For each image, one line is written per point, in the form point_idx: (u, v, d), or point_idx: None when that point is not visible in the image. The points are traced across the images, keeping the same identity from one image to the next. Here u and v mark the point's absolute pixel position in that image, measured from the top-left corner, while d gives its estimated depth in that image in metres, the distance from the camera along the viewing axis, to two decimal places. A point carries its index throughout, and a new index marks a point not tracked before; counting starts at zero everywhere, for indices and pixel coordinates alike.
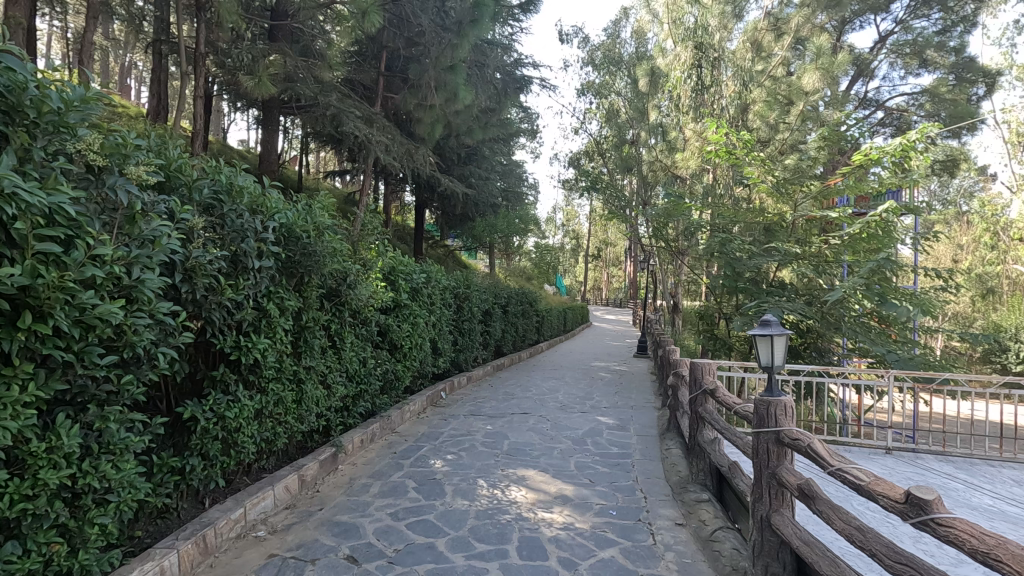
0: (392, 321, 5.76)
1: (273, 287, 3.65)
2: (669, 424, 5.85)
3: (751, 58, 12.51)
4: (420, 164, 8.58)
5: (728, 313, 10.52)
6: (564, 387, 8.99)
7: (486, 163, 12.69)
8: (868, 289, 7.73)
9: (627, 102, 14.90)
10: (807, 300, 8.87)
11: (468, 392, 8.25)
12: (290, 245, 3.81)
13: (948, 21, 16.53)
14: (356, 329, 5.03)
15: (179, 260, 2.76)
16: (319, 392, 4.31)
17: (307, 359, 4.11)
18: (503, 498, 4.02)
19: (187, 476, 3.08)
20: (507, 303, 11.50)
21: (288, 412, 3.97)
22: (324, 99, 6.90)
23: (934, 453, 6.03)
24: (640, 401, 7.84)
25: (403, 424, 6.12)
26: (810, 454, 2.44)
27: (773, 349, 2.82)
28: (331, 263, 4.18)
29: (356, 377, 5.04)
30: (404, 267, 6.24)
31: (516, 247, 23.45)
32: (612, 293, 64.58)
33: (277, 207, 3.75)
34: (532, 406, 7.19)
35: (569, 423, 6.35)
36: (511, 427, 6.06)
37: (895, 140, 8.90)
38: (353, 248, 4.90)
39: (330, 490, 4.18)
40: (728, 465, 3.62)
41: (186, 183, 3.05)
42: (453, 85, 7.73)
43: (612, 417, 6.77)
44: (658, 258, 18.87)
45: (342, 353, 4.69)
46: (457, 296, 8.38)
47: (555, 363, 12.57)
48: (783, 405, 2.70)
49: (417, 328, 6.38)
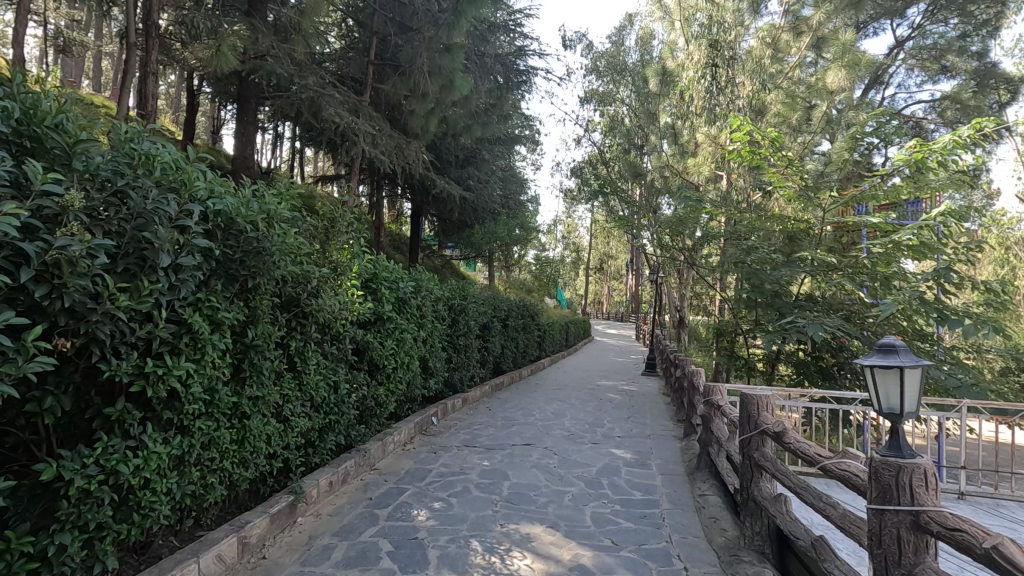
0: (373, 338, 4.87)
1: (200, 295, 2.76)
2: (702, 463, 4.91)
3: (772, 56, 11.70)
4: (412, 161, 7.75)
5: (750, 328, 9.62)
6: (571, 410, 8.08)
7: (486, 166, 11.86)
8: (923, 306, 6.47)
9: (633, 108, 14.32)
10: (842, 316, 7.90)
11: (462, 417, 7.32)
12: (228, 239, 2.94)
13: (968, 26, 15.85)
14: (326, 347, 4.14)
15: (31, 250, 1.90)
16: (270, 428, 3.41)
17: (253, 386, 3.22)
18: (503, 570, 3.10)
19: (55, 560, 2.18)
20: (507, 316, 10.63)
21: (227, 456, 3.07)
22: (300, 82, 6.05)
23: (1018, 500, 5.08)
24: (656, 428, 6.93)
25: (384, 458, 5.19)
26: (987, 560, 1.55)
27: (901, 388, 1.93)
28: (286, 264, 3.32)
29: (324, 405, 4.14)
30: (388, 274, 5.37)
31: (516, 258, 22.67)
32: (613, 307, 63.79)
33: (210, 189, 2.88)
34: (536, 435, 6.26)
35: (579, 458, 5.41)
36: (513, 464, 5.14)
37: (946, 136, 7.69)
38: (321, 249, 4.03)
39: (281, 556, 3.25)
40: (805, 537, 2.69)
41: (65, 145, 2.21)
42: (449, 70, 6.85)
43: (630, 450, 5.82)
44: (666, 270, 18.03)
45: (305, 377, 3.80)
46: (452, 308, 7.51)
47: (559, 381, 11.68)
48: (922, 473, 1.82)
49: (404, 346, 5.51)
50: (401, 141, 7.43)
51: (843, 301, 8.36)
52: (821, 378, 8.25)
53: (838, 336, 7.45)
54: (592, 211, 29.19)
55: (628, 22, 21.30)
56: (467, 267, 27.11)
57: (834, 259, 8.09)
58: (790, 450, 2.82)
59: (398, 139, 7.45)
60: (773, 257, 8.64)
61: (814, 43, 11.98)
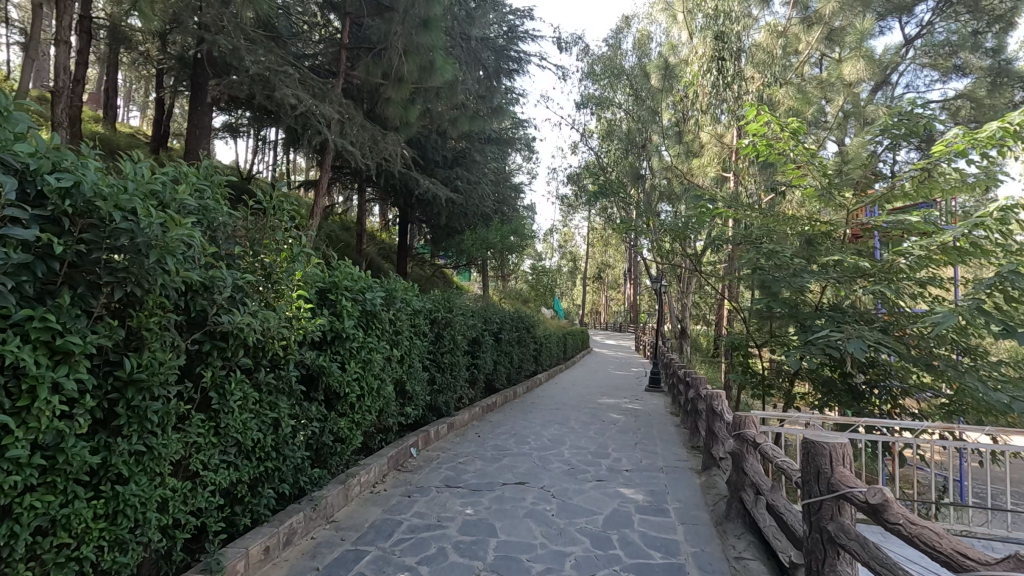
0: (328, 360, 3.97)
1: (29, 312, 1.89)
2: (736, 512, 3.99)
3: (782, 48, 10.92)
4: (389, 155, 6.88)
5: (766, 341, 8.75)
6: (570, 435, 7.18)
7: (477, 168, 10.97)
8: (987, 317, 5.54)
9: (632, 111, 13.66)
10: (877, 327, 7.02)
11: (447, 446, 6.41)
12: (84, 231, 2.07)
13: (982, 22, 15.10)
14: (260, 376, 3.23)
15: None
16: (163, 491, 2.50)
17: (133, 438, 2.32)
18: None
19: None
20: (500, 329, 9.75)
21: (87, 541, 2.16)
22: (250, 57, 5.19)
23: None
24: (670, 459, 6.01)
25: (345, 507, 4.27)
26: None
27: None
28: (186, 269, 2.43)
29: (258, 449, 3.23)
30: (351, 283, 4.49)
31: (512, 268, 21.83)
32: (610, 317, 62.99)
33: (50, 158, 2.03)
34: (530, 471, 5.36)
35: (582, 502, 4.51)
36: (501, 513, 4.23)
37: (991, 124, 6.43)
38: (252, 249, 3.14)
39: None
40: None
41: None
42: (428, 47, 6.02)
43: (641, 490, 4.91)
44: (668, 279, 17.17)
45: (223, 417, 2.89)
46: (435, 322, 6.63)
47: (556, 399, 10.78)
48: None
49: (370, 369, 4.63)
50: (374, 132, 6.59)
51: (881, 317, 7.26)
52: (848, 397, 7.38)
53: (879, 351, 6.56)
54: (590, 220, 28.43)
55: (625, 25, 20.78)
56: (460, 277, 26.30)
57: (867, 265, 7.26)
58: (899, 535, 1.91)
59: (371, 130, 6.60)
60: (794, 262, 7.79)
61: (825, 36, 11.28)
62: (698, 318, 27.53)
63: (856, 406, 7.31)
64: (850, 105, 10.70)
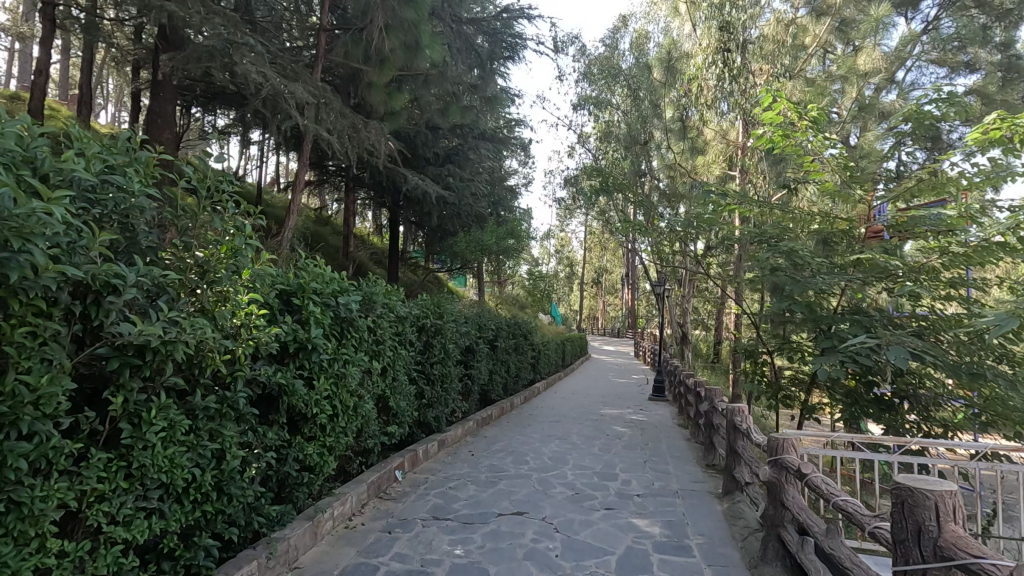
0: (289, 377, 3.34)
1: None
2: (775, 554, 3.35)
3: (791, 38, 10.40)
4: (372, 145, 6.28)
5: (781, 349, 8.14)
6: (573, 452, 6.58)
7: (470, 165, 10.38)
8: None
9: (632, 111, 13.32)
10: (914, 333, 6.22)
11: (437, 466, 5.80)
12: None
13: (992, 16, 14.61)
14: (195, 398, 2.60)
15: None
16: (41, 560, 1.87)
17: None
18: None
19: None
20: (496, 336, 9.16)
21: None
22: (207, 28, 4.59)
23: None
24: (686, 482, 5.39)
25: (313, 547, 3.63)
26: None
27: None
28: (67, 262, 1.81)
29: (193, 490, 2.59)
30: (320, 284, 3.87)
31: (509, 273, 21.27)
32: (608, 322, 62.56)
33: None
34: (530, 498, 4.74)
35: (592, 537, 3.89)
36: (498, 553, 3.60)
37: None
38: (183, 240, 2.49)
39: None
40: None
41: None
42: (413, 22, 5.43)
43: (657, 521, 4.28)
44: (670, 284, 16.61)
45: (140, 454, 2.25)
46: (423, 329, 6.03)
47: (556, 410, 10.20)
48: None
49: (344, 384, 4.00)
50: (355, 119, 5.98)
51: (915, 319, 6.58)
52: (876, 409, 6.73)
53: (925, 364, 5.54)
54: (588, 224, 27.89)
55: (622, 24, 20.34)
56: (456, 283, 25.75)
57: (894, 264, 6.67)
58: None
59: (352, 118, 5.99)
60: (813, 262, 7.22)
61: (835, 26, 10.76)
62: (698, 323, 26.91)
63: (886, 418, 6.66)
64: (861, 98, 10.19)
